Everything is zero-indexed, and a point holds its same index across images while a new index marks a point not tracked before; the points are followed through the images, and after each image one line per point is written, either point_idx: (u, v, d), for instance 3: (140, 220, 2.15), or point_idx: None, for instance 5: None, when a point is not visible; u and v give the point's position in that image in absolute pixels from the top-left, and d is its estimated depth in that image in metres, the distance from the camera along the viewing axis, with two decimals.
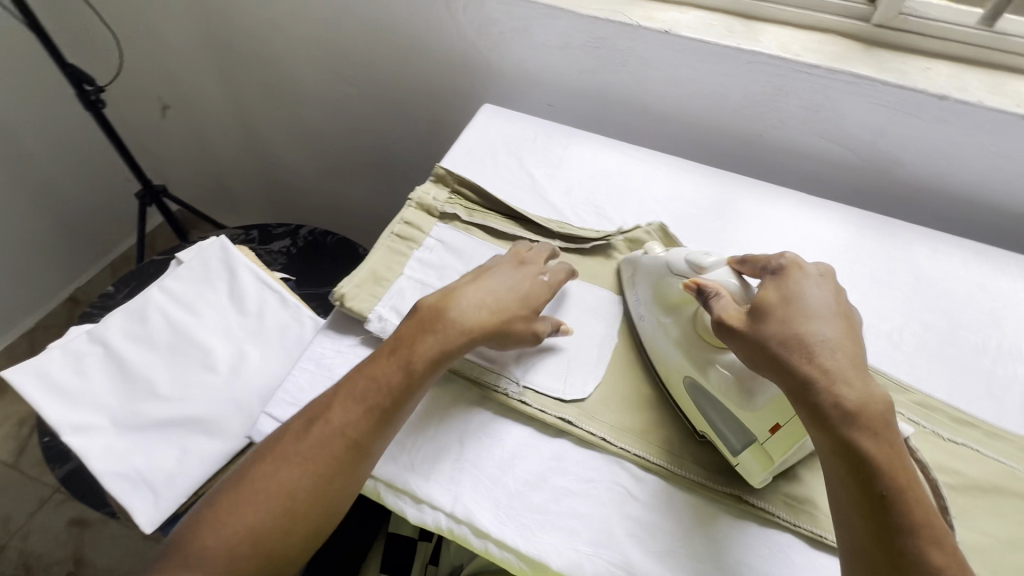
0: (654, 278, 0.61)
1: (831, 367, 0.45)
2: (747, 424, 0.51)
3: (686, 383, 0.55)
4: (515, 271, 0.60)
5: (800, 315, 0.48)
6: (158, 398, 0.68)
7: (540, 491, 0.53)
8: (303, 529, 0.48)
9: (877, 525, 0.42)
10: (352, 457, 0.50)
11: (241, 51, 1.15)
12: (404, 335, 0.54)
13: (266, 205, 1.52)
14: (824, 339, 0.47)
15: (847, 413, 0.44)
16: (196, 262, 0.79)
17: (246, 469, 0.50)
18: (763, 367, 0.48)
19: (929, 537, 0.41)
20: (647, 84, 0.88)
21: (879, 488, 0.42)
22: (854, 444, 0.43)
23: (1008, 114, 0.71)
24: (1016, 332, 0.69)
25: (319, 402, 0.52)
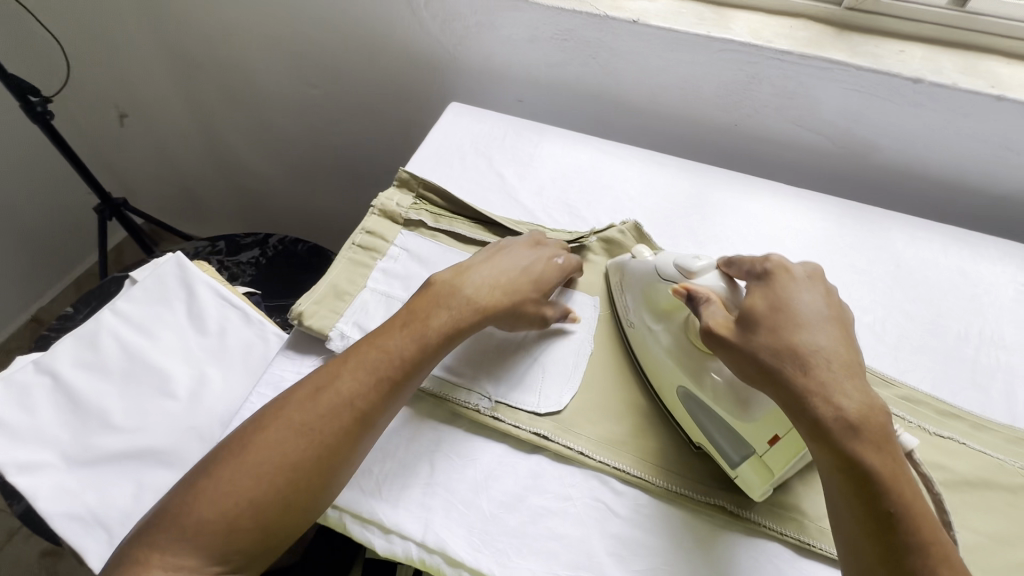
0: (643, 283, 0.58)
1: (827, 380, 0.43)
2: (743, 435, 0.48)
3: (679, 393, 0.52)
4: (531, 251, 0.60)
5: (791, 324, 0.46)
6: (113, 429, 0.63)
7: (516, 513, 0.50)
8: (304, 503, 0.45)
9: (882, 542, 0.40)
10: (360, 431, 0.48)
11: (197, 54, 1.09)
12: (417, 309, 0.53)
13: (233, 214, 1.46)
14: (818, 348, 0.45)
15: (848, 426, 0.42)
16: (152, 279, 0.73)
17: (247, 436, 0.47)
18: (756, 380, 0.46)
19: (934, 552, 0.40)
20: (618, 76, 0.85)
21: (883, 504, 0.41)
22: (857, 459, 0.41)
23: (983, 96, 0.70)
24: (997, 317, 0.67)
25: (328, 370, 0.50)
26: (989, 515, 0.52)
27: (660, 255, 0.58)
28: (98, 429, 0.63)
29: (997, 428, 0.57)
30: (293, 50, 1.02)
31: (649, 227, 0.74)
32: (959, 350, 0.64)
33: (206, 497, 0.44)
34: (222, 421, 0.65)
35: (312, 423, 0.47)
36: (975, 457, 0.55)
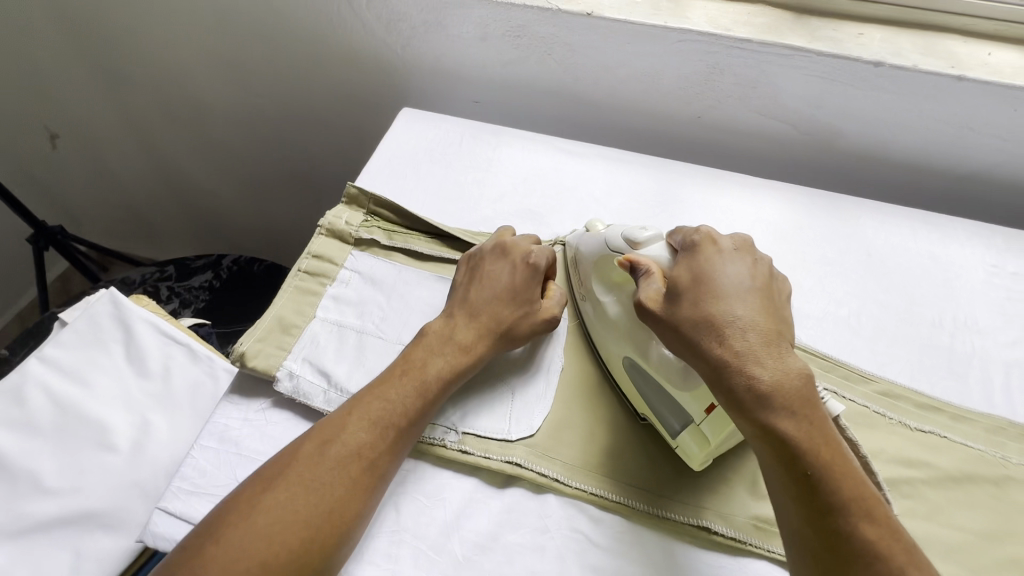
0: (595, 259, 0.56)
1: (742, 349, 0.42)
2: (683, 403, 0.47)
3: (626, 365, 0.52)
4: (503, 263, 0.56)
5: (709, 293, 0.45)
6: (45, 493, 0.57)
7: (490, 553, 0.46)
8: (320, 564, 0.41)
9: (807, 509, 0.39)
10: (371, 482, 0.45)
11: (127, 65, 1.01)
12: (414, 356, 0.50)
13: (185, 234, 1.38)
14: (735, 317, 0.43)
15: (762, 395, 0.40)
16: (83, 319, 0.66)
17: (252, 496, 0.42)
18: (680, 352, 0.45)
19: (861, 513, 0.38)
20: (576, 72, 0.82)
21: (805, 470, 0.39)
22: (773, 427, 0.40)
23: (943, 76, 0.68)
24: (968, 301, 0.67)
25: (329, 420, 0.46)
26: (973, 509, 0.51)
27: (611, 228, 0.56)
28: (27, 493, 0.57)
29: (977, 418, 0.56)
30: (230, 59, 0.95)
31: None
32: (934, 338, 0.63)
33: (213, 569, 0.39)
34: (168, 474, 0.60)
35: (323, 479, 0.43)
36: (956, 450, 0.54)
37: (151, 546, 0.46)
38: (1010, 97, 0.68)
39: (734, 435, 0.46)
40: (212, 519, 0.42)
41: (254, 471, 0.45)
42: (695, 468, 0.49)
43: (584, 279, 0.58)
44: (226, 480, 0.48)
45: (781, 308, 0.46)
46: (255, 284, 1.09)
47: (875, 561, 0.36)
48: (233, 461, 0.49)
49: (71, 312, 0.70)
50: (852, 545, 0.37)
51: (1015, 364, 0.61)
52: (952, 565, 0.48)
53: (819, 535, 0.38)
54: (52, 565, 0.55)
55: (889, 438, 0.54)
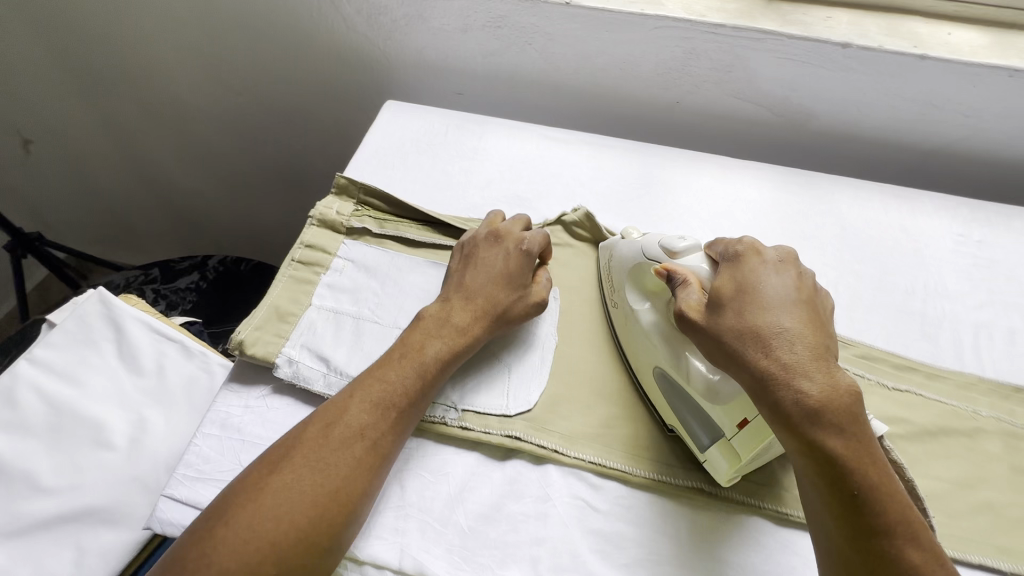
0: (629, 268, 0.57)
1: (789, 363, 0.42)
2: (714, 415, 0.47)
3: (657, 375, 0.52)
4: (496, 250, 0.57)
5: (754, 306, 0.45)
6: (43, 493, 0.57)
7: (495, 523, 0.47)
8: (329, 541, 0.42)
9: (849, 526, 0.39)
10: (375, 461, 0.45)
11: (104, 67, 0.99)
12: (412, 339, 0.51)
13: (167, 237, 1.36)
14: (782, 330, 0.43)
15: (810, 410, 0.40)
16: (72, 319, 0.65)
17: (258, 478, 0.43)
18: (721, 363, 0.45)
19: (904, 534, 0.38)
20: (556, 61, 0.84)
21: (850, 489, 0.39)
22: (819, 443, 0.40)
23: (906, 56, 0.72)
24: (938, 269, 0.70)
25: (331, 403, 0.47)
26: (948, 459, 0.54)
27: (648, 237, 0.57)
28: (23, 493, 0.57)
29: (948, 376, 0.59)
30: (210, 57, 0.95)
31: (602, 213, 0.73)
32: (907, 304, 0.66)
33: (222, 547, 0.39)
34: (168, 467, 0.61)
35: (327, 459, 0.43)
36: (932, 406, 0.57)
37: (159, 532, 0.47)
38: (969, 74, 0.72)
39: (764, 452, 0.46)
40: (221, 501, 0.42)
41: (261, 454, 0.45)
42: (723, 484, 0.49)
43: (616, 287, 0.58)
44: (231, 465, 0.49)
45: (826, 320, 0.46)
46: (243, 284, 1.09)
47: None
48: (237, 447, 0.50)
49: (59, 314, 0.69)
50: (895, 565, 0.38)
51: (983, 325, 0.65)
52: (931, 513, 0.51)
53: (861, 552, 0.38)
54: (55, 562, 0.55)
55: (869, 398, 0.57)
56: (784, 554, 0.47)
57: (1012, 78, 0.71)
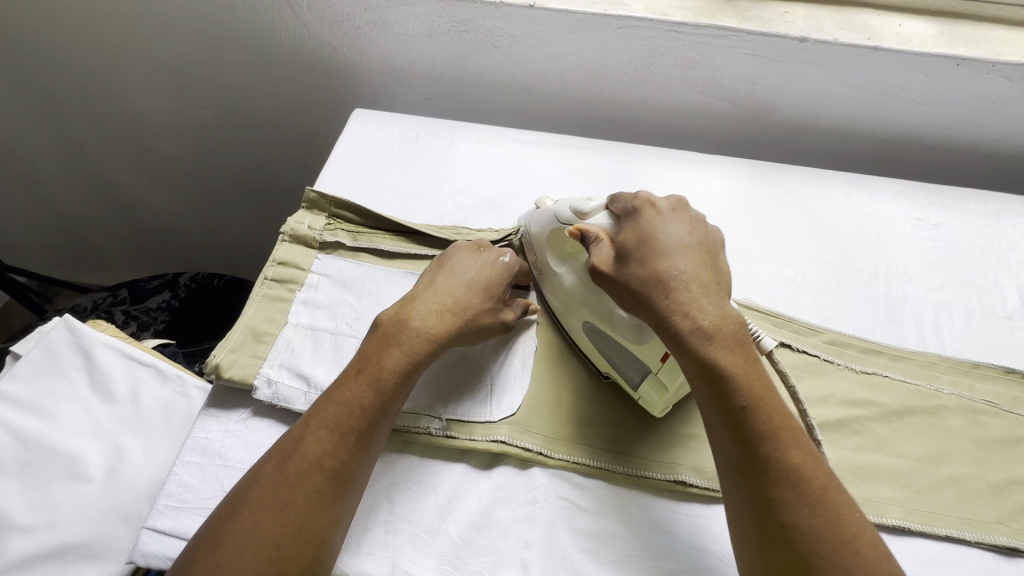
0: (547, 236, 0.58)
1: (683, 298, 0.44)
2: (640, 356, 0.50)
3: (586, 328, 0.54)
4: (474, 257, 0.57)
5: (653, 250, 0.47)
6: (18, 532, 0.55)
7: (485, 530, 0.48)
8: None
9: (737, 436, 0.41)
10: (337, 489, 0.43)
11: (56, 85, 0.96)
12: (369, 353, 0.49)
13: (132, 257, 1.30)
14: (679, 270, 0.46)
15: (702, 335, 0.43)
16: (38, 350, 0.63)
17: (218, 528, 0.41)
18: (629, 305, 0.47)
19: (785, 437, 0.41)
20: (524, 64, 0.84)
21: (738, 401, 0.42)
22: (710, 363, 0.43)
23: (861, 48, 0.74)
24: (898, 253, 0.73)
25: (290, 434, 0.45)
26: (914, 437, 0.56)
27: (560, 202, 0.59)
28: None
29: (912, 357, 0.62)
30: (169, 70, 0.92)
31: None
32: (871, 289, 0.69)
33: None
34: (150, 497, 0.60)
35: (285, 495, 0.42)
36: (897, 387, 0.59)
37: (143, 565, 0.46)
38: (920, 63, 0.75)
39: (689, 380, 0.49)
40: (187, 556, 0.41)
41: (226, 496, 0.44)
42: (657, 416, 0.53)
43: (540, 254, 0.60)
44: (214, 492, 0.48)
45: (719, 262, 0.49)
46: (216, 302, 1.07)
47: (797, 480, 0.39)
48: (219, 473, 0.49)
49: (24, 345, 0.67)
50: (778, 467, 0.40)
51: (942, 306, 0.68)
52: (901, 490, 0.53)
53: (749, 459, 0.40)
54: None
55: (839, 383, 0.59)
56: None
57: (960, 66, 0.74)
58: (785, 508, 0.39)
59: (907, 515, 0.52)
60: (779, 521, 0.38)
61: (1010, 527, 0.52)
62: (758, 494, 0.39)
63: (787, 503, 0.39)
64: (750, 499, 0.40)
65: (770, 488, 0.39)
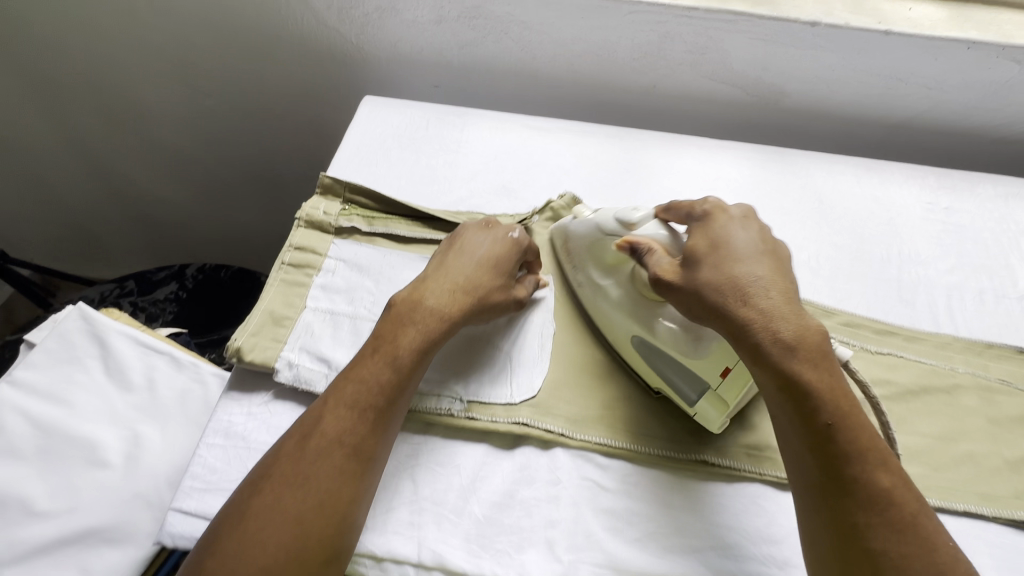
0: (589, 246, 0.58)
1: (767, 311, 0.44)
2: (698, 371, 0.49)
3: (636, 343, 0.53)
4: (484, 234, 0.56)
5: (727, 259, 0.47)
6: (39, 518, 0.55)
7: (509, 509, 0.48)
8: (325, 554, 0.41)
9: (824, 456, 0.41)
10: (358, 466, 0.44)
11: (60, 75, 0.95)
12: (383, 332, 0.49)
13: (138, 249, 1.30)
14: (757, 280, 0.45)
15: (789, 350, 0.43)
16: (53, 338, 0.63)
17: (242, 503, 0.41)
18: (701, 315, 0.47)
19: (873, 460, 0.41)
20: (533, 51, 0.84)
21: (824, 418, 0.42)
22: (795, 378, 0.43)
23: (872, 32, 0.74)
24: (910, 236, 0.73)
25: (309, 413, 0.45)
26: (930, 415, 0.57)
27: (600, 212, 0.58)
28: (17, 520, 0.55)
29: (926, 337, 0.62)
30: (175, 60, 0.92)
31: (589, 199, 0.74)
32: (884, 272, 0.69)
33: None
34: (170, 483, 0.60)
35: (306, 472, 0.42)
36: (912, 367, 0.60)
37: (169, 546, 0.46)
38: (931, 47, 0.75)
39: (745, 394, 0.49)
40: (211, 532, 0.41)
41: (248, 474, 0.44)
42: (715, 433, 0.51)
43: (579, 265, 0.59)
44: (238, 474, 0.48)
45: (790, 271, 0.48)
46: (225, 292, 1.06)
47: (887, 505, 0.40)
48: (243, 455, 0.49)
49: (39, 334, 0.67)
50: (868, 491, 0.40)
51: (954, 288, 0.68)
52: (917, 468, 0.53)
53: (835, 479, 0.41)
54: None
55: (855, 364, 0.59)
56: (787, 517, 0.49)
57: (971, 50, 0.74)
58: (872, 534, 0.39)
59: (925, 491, 0.52)
60: (865, 545, 0.39)
61: None
62: (843, 516, 0.40)
63: (874, 527, 0.39)
64: (834, 521, 0.40)
65: (856, 512, 0.40)
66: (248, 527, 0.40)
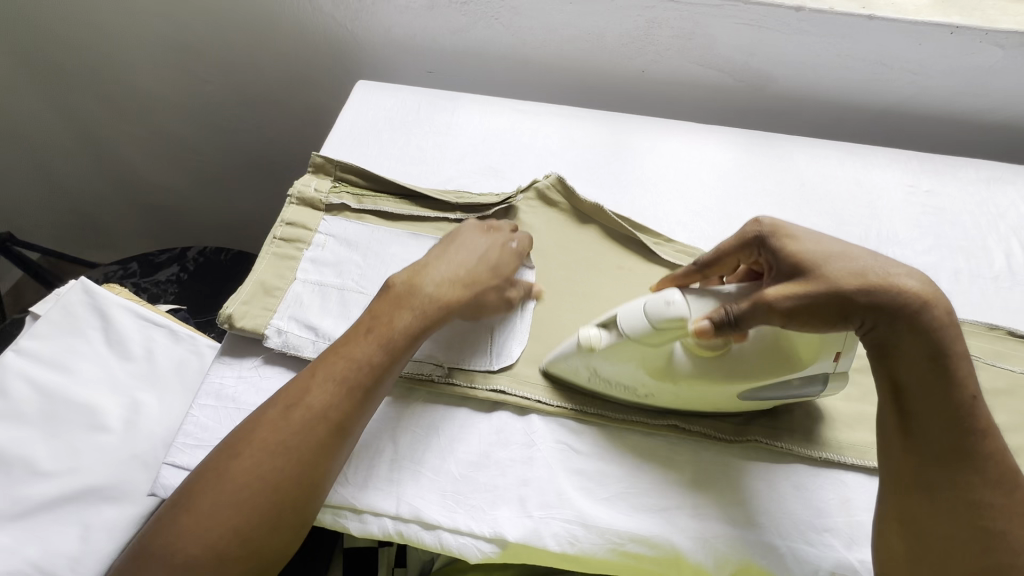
0: (637, 357, 0.48)
1: (915, 285, 0.42)
2: (814, 371, 0.49)
3: (747, 396, 0.50)
4: (484, 238, 0.57)
5: (844, 245, 0.44)
6: (42, 477, 0.58)
7: (485, 469, 0.50)
8: (293, 522, 0.43)
9: (958, 433, 0.42)
10: (337, 441, 0.46)
11: (64, 62, 0.98)
12: (378, 313, 0.50)
13: (140, 234, 1.32)
14: (879, 259, 0.43)
15: (950, 319, 0.42)
16: (57, 309, 0.66)
17: (219, 463, 0.44)
18: (850, 313, 0.42)
19: (996, 438, 0.43)
20: (523, 36, 0.85)
21: (968, 393, 0.42)
22: (947, 351, 0.41)
23: (855, 17, 0.75)
24: (890, 218, 0.74)
25: (295, 383, 0.47)
26: None
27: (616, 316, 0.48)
28: (21, 478, 0.58)
29: None
30: (177, 45, 0.94)
31: (574, 180, 0.75)
32: None
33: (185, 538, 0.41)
34: (166, 445, 0.63)
35: (287, 441, 0.44)
36: None
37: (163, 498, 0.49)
38: (915, 32, 0.76)
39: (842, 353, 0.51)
40: (183, 490, 0.44)
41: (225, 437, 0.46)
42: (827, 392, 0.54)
43: (635, 382, 0.50)
44: (228, 432, 0.51)
45: None
46: (223, 273, 1.09)
47: (1008, 485, 0.42)
48: (233, 415, 0.52)
49: (44, 306, 0.70)
50: (994, 468, 0.42)
51: (931, 268, 0.70)
52: None
53: (965, 456, 0.42)
54: (61, 539, 0.56)
55: None
56: (752, 480, 0.51)
57: (954, 35, 0.75)
58: (994, 509, 0.42)
59: None
60: (981, 522, 0.42)
61: None
62: (965, 492, 0.42)
63: (995, 503, 0.42)
64: (954, 498, 0.42)
65: (978, 489, 0.42)
66: (227, 489, 0.42)
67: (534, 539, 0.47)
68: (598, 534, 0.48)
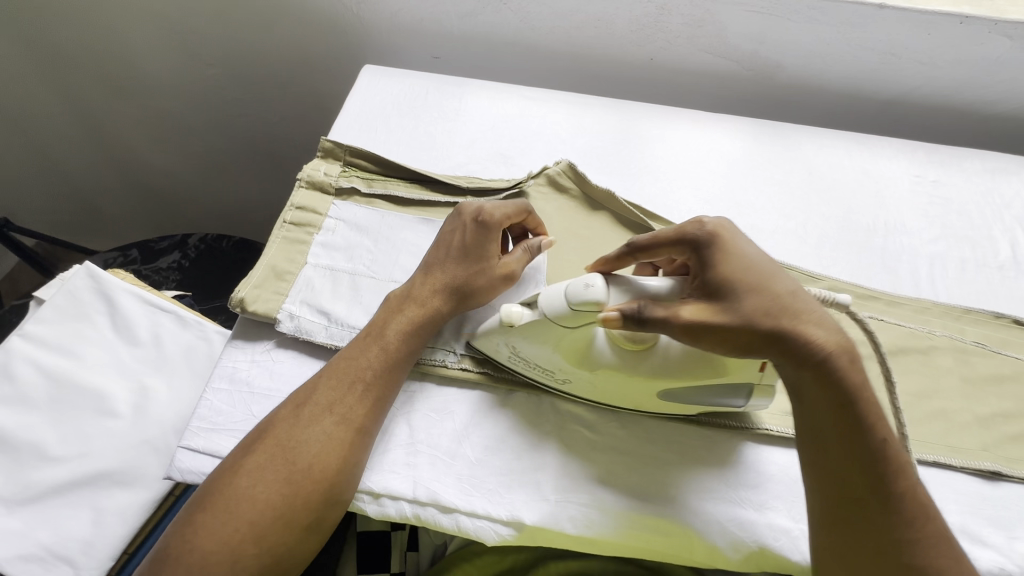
0: (553, 337, 0.48)
1: (824, 336, 0.42)
2: (738, 381, 0.48)
3: (664, 396, 0.50)
4: (453, 224, 0.55)
5: (765, 282, 0.42)
6: (52, 462, 0.58)
7: (500, 453, 0.51)
8: (309, 518, 0.44)
9: (871, 471, 0.42)
10: (349, 436, 0.46)
11: (62, 42, 0.95)
12: (375, 320, 0.52)
13: (139, 221, 1.30)
14: (799, 297, 0.43)
15: (853, 368, 0.42)
16: (61, 294, 0.64)
17: (235, 463, 0.44)
18: (760, 345, 0.42)
19: (911, 476, 0.43)
20: (533, 21, 0.85)
21: (874, 438, 0.42)
22: (854, 398, 0.42)
23: (866, 6, 0.75)
24: (897, 207, 0.75)
25: (305, 384, 0.49)
26: (904, 373, 0.59)
27: (541, 295, 0.47)
28: (32, 463, 0.58)
29: (905, 302, 0.64)
30: (177, 27, 0.92)
31: (584, 167, 0.75)
32: (870, 241, 0.71)
33: (206, 532, 0.42)
34: (176, 430, 0.63)
35: (297, 436, 0.45)
36: (891, 329, 0.62)
37: (179, 481, 0.49)
38: (924, 22, 0.76)
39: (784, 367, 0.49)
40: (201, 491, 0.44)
41: (240, 441, 0.47)
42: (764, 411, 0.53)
43: (551, 366, 0.51)
44: (244, 416, 0.51)
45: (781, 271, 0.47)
46: (226, 260, 1.08)
47: (923, 521, 0.42)
48: (247, 398, 0.52)
49: (49, 291, 0.69)
50: (905, 507, 0.42)
51: (936, 257, 0.70)
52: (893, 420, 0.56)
53: (877, 495, 0.42)
54: (74, 523, 0.56)
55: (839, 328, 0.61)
56: (762, 464, 0.52)
57: (964, 24, 0.75)
58: (913, 550, 0.41)
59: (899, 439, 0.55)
60: (904, 560, 0.41)
61: (994, 454, 0.55)
62: (882, 533, 0.41)
63: (915, 543, 0.41)
64: (874, 537, 0.41)
65: (898, 527, 0.41)
66: (241, 484, 0.43)
67: (552, 523, 0.48)
68: (612, 516, 0.48)
